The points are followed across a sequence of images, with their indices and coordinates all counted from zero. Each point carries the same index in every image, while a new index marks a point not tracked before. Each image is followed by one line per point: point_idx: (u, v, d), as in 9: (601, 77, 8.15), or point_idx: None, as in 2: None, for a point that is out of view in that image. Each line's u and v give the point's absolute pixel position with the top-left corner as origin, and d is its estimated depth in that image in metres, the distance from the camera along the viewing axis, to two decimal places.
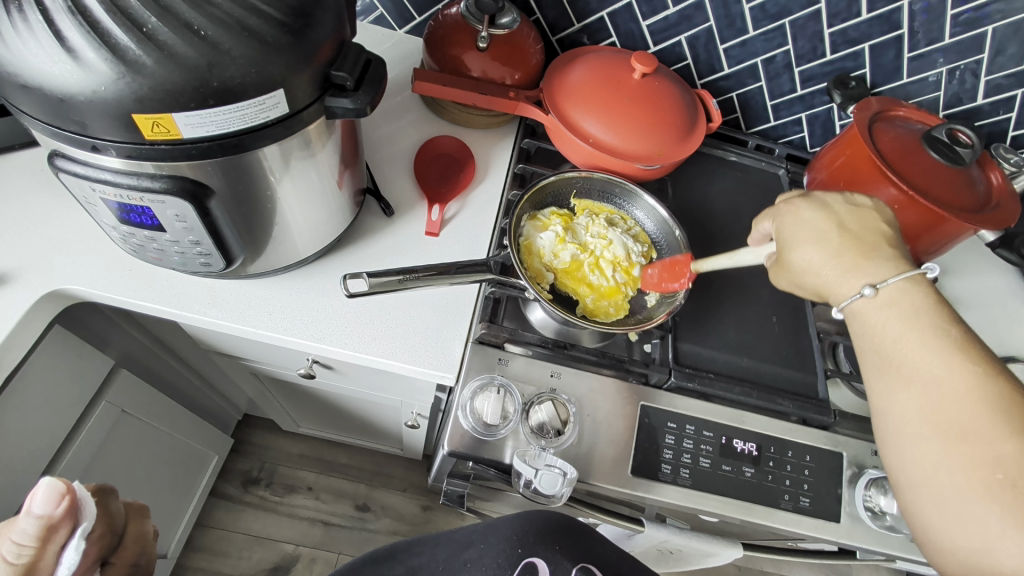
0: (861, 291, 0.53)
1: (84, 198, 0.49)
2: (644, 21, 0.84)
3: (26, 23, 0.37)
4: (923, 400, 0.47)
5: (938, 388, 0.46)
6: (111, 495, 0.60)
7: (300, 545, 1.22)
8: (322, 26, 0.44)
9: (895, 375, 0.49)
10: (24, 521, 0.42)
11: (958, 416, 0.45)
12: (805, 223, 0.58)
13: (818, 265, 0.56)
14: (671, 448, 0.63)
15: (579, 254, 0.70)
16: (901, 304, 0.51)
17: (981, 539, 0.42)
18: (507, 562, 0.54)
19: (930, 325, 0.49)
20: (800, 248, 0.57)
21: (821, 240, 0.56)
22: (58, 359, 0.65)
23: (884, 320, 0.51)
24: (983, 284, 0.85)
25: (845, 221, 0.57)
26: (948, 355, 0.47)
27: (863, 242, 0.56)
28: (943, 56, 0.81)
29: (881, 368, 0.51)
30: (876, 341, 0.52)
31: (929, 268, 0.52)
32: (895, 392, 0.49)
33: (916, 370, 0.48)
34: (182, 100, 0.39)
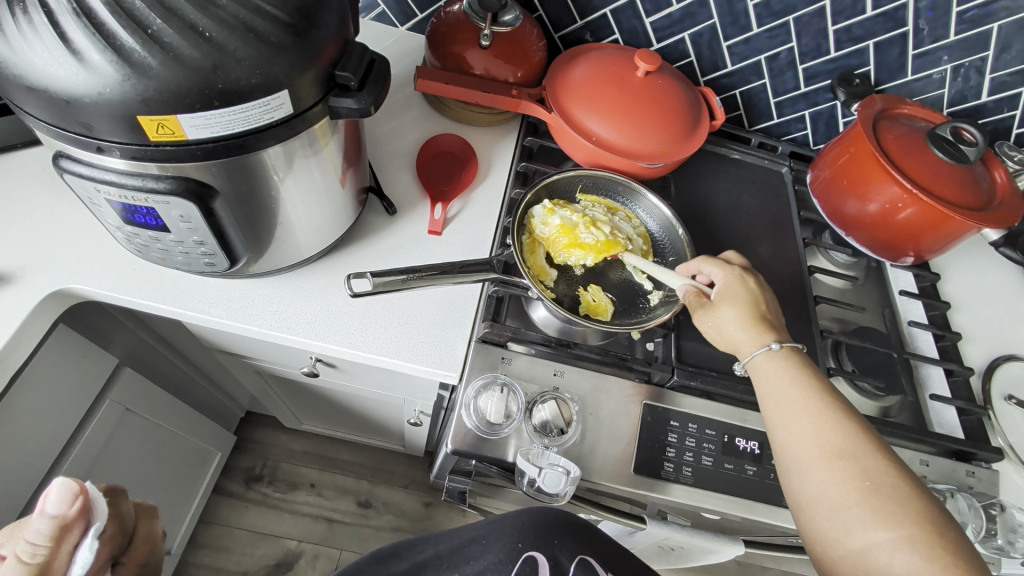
0: (769, 345, 0.56)
1: (89, 199, 0.49)
2: (647, 18, 0.83)
3: (31, 25, 0.37)
4: (805, 425, 0.51)
5: (818, 417, 0.50)
6: (122, 495, 0.60)
7: (303, 541, 1.23)
8: (327, 26, 0.44)
9: (784, 409, 0.53)
10: (39, 520, 0.42)
11: (834, 438, 0.49)
12: (743, 285, 0.62)
13: (739, 316, 0.59)
14: (674, 446, 0.63)
15: (569, 217, 0.70)
16: (787, 355, 0.56)
17: (863, 543, 0.44)
18: (507, 557, 0.53)
19: (807, 370, 0.55)
20: (734, 300, 0.60)
21: (752, 305, 0.60)
22: (63, 359, 0.65)
23: (776, 366, 0.55)
24: (986, 282, 0.85)
25: (768, 301, 0.62)
26: (821, 391, 0.53)
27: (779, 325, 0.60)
28: (948, 53, 0.80)
29: (771, 405, 0.54)
30: (768, 384, 0.55)
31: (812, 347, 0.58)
32: (785, 425, 0.52)
33: (802, 404, 0.52)
34: (187, 102, 0.39)
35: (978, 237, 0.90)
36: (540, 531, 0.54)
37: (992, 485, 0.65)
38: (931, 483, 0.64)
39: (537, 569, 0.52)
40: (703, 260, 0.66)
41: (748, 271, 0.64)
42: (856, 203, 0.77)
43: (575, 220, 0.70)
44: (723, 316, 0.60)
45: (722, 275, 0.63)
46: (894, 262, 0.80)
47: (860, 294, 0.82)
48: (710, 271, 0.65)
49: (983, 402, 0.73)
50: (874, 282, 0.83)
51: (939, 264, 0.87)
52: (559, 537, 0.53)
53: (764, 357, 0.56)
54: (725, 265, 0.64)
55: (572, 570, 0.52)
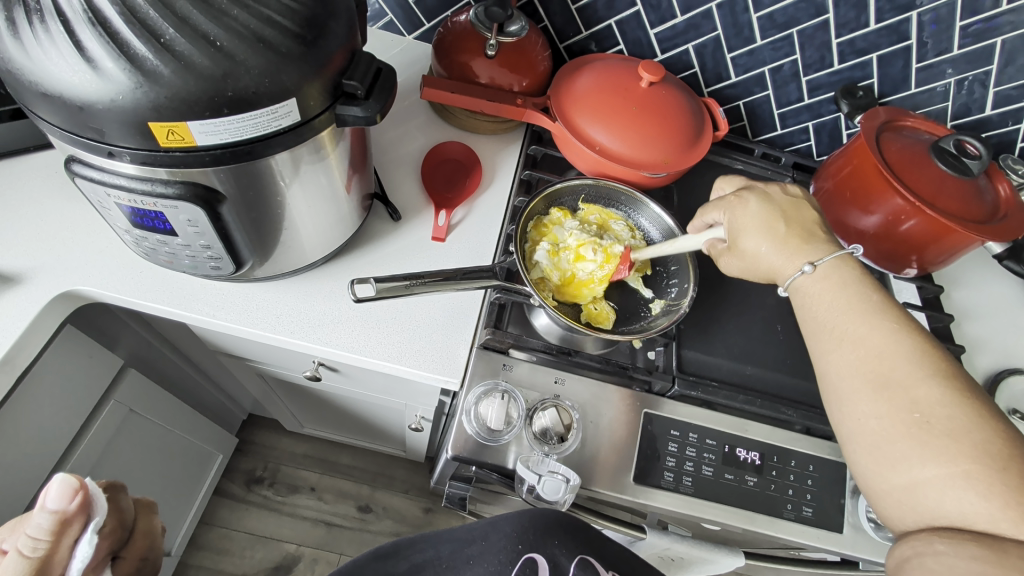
0: (802, 269, 0.57)
1: (98, 202, 0.50)
2: (652, 29, 0.84)
3: (47, 33, 0.38)
4: (853, 355, 0.51)
5: (863, 345, 0.51)
6: (121, 491, 0.60)
7: (302, 545, 1.23)
8: (334, 37, 0.45)
9: (829, 339, 0.54)
10: (39, 516, 0.43)
11: (882, 367, 0.50)
12: (748, 210, 0.61)
13: (760, 247, 0.59)
14: (674, 456, 0.63)
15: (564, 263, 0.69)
16: (833, 275, 0.56)
17: (910, 478, 0.46)
18: (508, 559, 0.53)
19: (860, 291, 0.54)
20: (750, 230, 0.60)
21: (770, 226, 0.59)
22: (70, 358, 0.66)
23: (824, 292, 0.56)
24: (990, 295, 0.85)
25: (783, 209, 0.61)
26: (872, 315, 0.52)
27: (802, 228, 0.60)
28: (952, 67, 0.81)
29: (816, 333, 0.55)
30: (811, 310, 0.56)
31: (854, 248, 0.57)
32: (829, 355, 0.53)
33: (848, 332, 0.52)
34: (197, 109, 0.39)
35: (983, 249, 0.90)
36: (536, 530, 0.54)
37: None
38: None
39: (537, 570, 0.52)
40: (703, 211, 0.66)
41: (746, 191, 0.63)
42: (859, 214, 0.77)
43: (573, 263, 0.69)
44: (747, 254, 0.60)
45: (723, 214, 0.63)
46: (897, 274, 0.80)
47: None
48: (715, 217, 0.64)
49: None
50: None
51: (944, 277, 0.87)
52: (558, 537, 0.53)
53: (805, 278, 0.57)
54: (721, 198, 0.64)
55: (571, 571, 0.52)
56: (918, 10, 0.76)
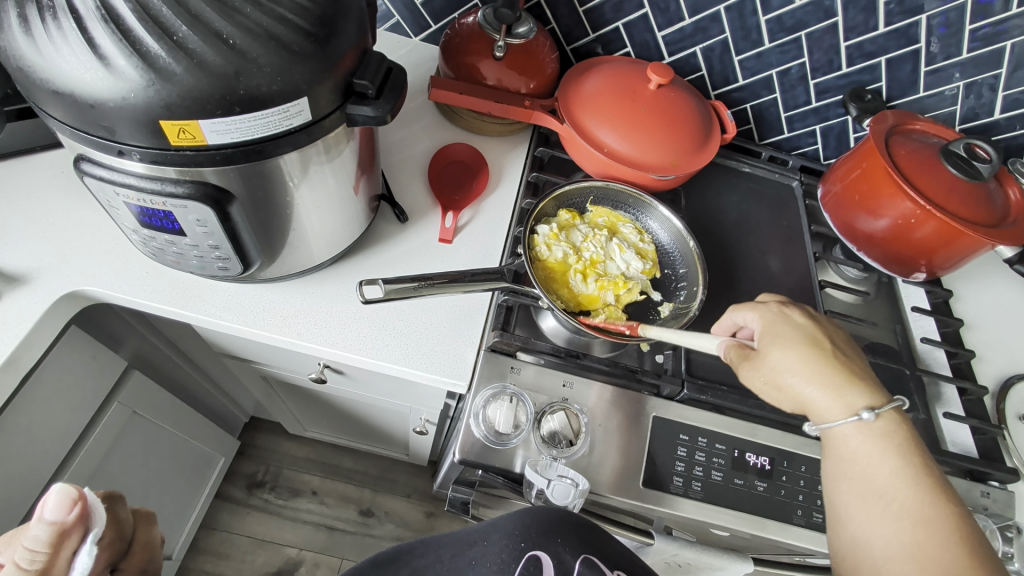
0: (860, 414, 0.49)
1: (107, 202, 0.49)
2: (659, 32, 0.84)
3: (59, 31, 0.38)
4: (906, 535, 0.44)
5: (920, 525, 0.44)
6: (119, 501, 0.59)
7: (304, 550, 1.22)
8: (346, 35, 0.44)
9: (876, 505, 0.47)
10: (36, 527, 0.42)
11: (940, 556, 0.42)
12: (790, 325, 0.55)
13: (798, 365, 0.52)
14: (683, 460, 0.63)
15: (568, 253, 0.69)
16: (888, 435, 0.49)
17: None
18: (510, 557, 0.50)
19: (916, 462, 0.47)
20: (791, 353, 0.53)
21: (813, 354, 0.52)
22: (73, 361, 0.65)
23: (872, 452, 0.48)
24: (999, 300, 0.84)
25: (829, 336, 0.55)
26: (928, 490, 0.45)
27: (846, 362, 0.53)
28: (960, 70, 0.81)
29: (859, 493, 0.48)
30: (855, 467, 0.49)
31: (904, 402, 0.50)
32: (873, 521, 0.46)
33: (899, 505, 0.45)
34: (208, 108, 0.39)
35: (991, 254, 0.90)
36: (539, 528, 0.51)
37: (1007, 507, 0.64)
38: None
39: (542, 569, 0.49)
40: (737, 307, 0.58)
41: (787, 306, 0.57)
42: (868, 217, 0.77)
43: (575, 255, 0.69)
44: (780, 370, 0.53)
45: (759, 317, 0.56)
46: (906, 278, 0.80)
47: (872, 309, 0.82)
48: (748, 318, 0.57)
49: (997, 421, 0.72)
50: (885, 298, 0.83)
51: (952, 281, 0.86)
52: (562, 535, 0.51)
53: (853, 429, 0.49)
54: (764, 304, 0.57)
55: (576, 569, 0.49)
56: (927, 14, 0.76)
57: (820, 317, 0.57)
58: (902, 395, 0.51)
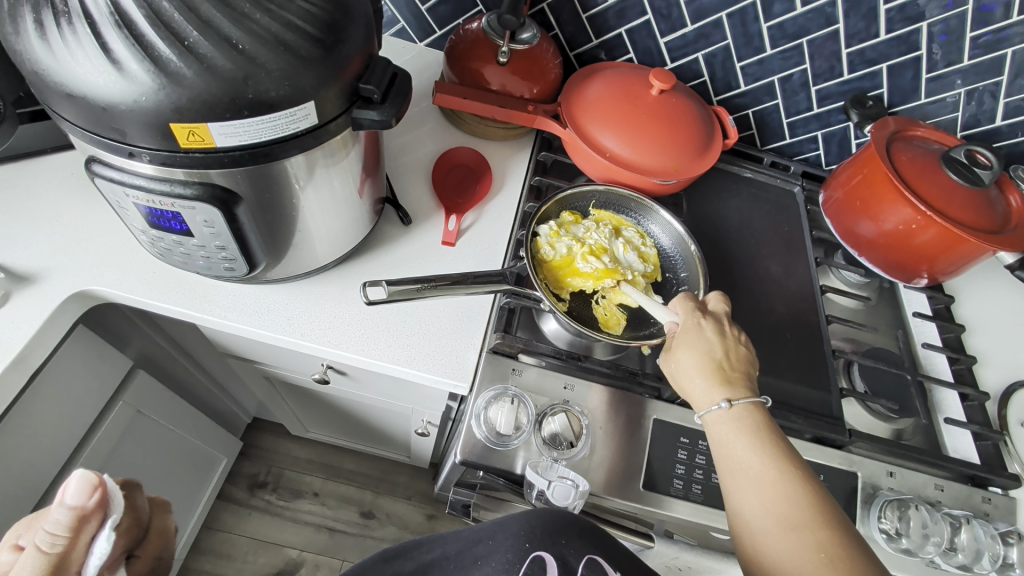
0: (719, 404, 0.54)
1: (117, 203, 0.50)
2: (662, 38, 0.85)
3: (74, 35, 0.38)
4: (763, 495, 0.49)
5: (773, 486, 0.48)
6: (137, 489, 0.60)
7: (305, 551, 1.22)
8: (353, 41, 0.45)
9: (737, 475, 0.51)
10: (58, 511, 0.43)
11: (789, 507, 0.47)
12: (699, 332, 0.60)
13: (689, 364, 0.58)
14: (683, 463, 0.63)
15: (573, 247, 0.69)
16: (740, 414, 0.54)
17: None
18: (517, 557, 0.50)
19: (764, 433, 0.52)
20: (686, 353, 0.58)
21: (705, 359, 0.57)
22: (79, 358, 0.66)
23: (730, 431, 0.53)
24: (1001, 305, 0.84)
25: (733, 351, 0.59)
26: (775, 454, 0.50)
27: (735, 375, 0.57)
28: (962, 77, 0.81)
29: (726, 470, 0.52)
30: (719, 446, 0.53)
31: (764, 398, 0.55)
32: (737, 489, 0.50)
33: (757, 472, 0.50)
34: (218, 111, 0.40)
35: (993, 260, 0.90)
36: (544, 528, 0.51)
37: (1009, 513, 0.64)
38: (945, 508, 0.64)
39: (545, 569, 0.49)
40: (676, 300, 0.65)
41: (711, 317, 0.62)
42: (869, 223, 0.77)
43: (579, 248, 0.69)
44: (676, 363, 0.59)
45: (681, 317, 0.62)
46: (908, 284, 0.80)
47: (873, 315, 0.82)
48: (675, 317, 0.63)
49: (999, 427, 0.72)
50: (887, 303, 0.83)
51: (954, 286, 0.86)
52: (566, 537, 0.51)
53: (716, 414, 0.54)
54: (689, 309, 0.63)
55: (581, 571, 0.49)
56: (928, 22, 0.76)
57: (736, 335, 0.61)
58: (766, 395, 0.56)
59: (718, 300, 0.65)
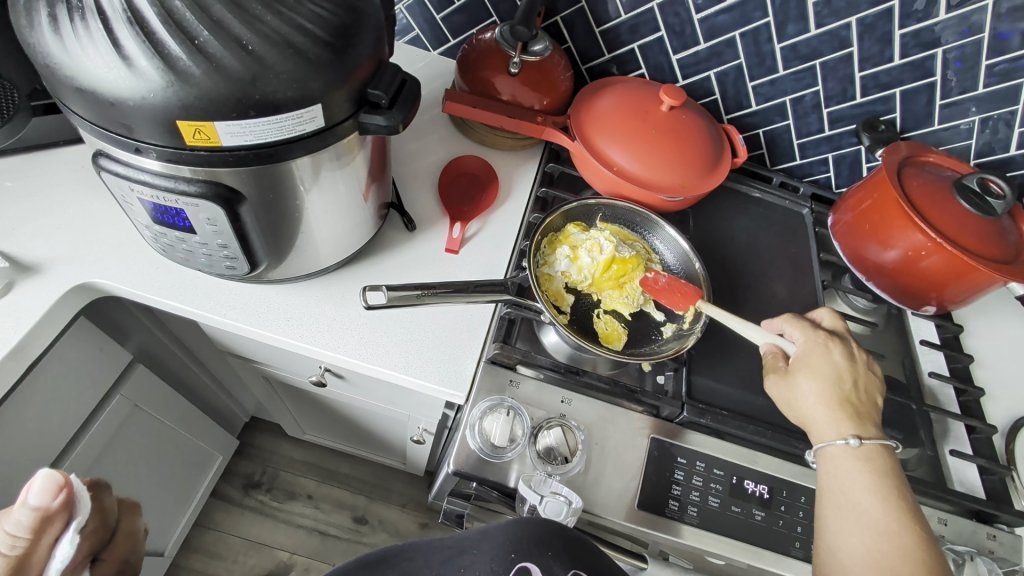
0: (845, 439, 0.55)
1: (122, 197, 0.50)
2: (674, 55, 0.85)
3: (87, 30, 0.39)
4: (874, 544, 0.49)
5: (886, 538, 0.49)
6: (105, 490, 0.60)
7: (295, 554, 1.21)
8: (363, 46, 0.45)
9: (849, 515, 0.51)
10: (19, 512, 0.42)
11: (899, 566, 0.48)
12: (827, 361, 0.61)
13: (817, 393, 0.58)
14: (680, 484, 0.62)
15: (597, 258, 0.70)
16: (867, 456, 0.54)
17: None
18: (499, 567, 0.49)
19: (891, 485, 0.53)
20: (811, 381, 0.59)
21: (831, 394, 0.58)
22: (78, 350, 0.66)
23: (853, 469, 0.54)
24: (1012, 337, 0.83)
25: (859, 379, 0.61)
26: (898, 509, 0.51)
27: (861, 407, 0.59)
28: (976, 105, 0.80)
29: (835, 506, 0.53)
30: (836, 480, 0.54)
31: (894, 442, 0.56)
32: (843, 528, 0.51)
33: (872, 520, 0.50)
34: (224, 110, 0.40)
35: (1003, 290, 0.88)
36: (531, 539, 0.50)
37: (1014, 552, 0.62)
38: (948, 543, 0.62)
39: None
40: (789, 323, 0.65)
41: (836, 340, 0.63)
42: (878, 248, 0.76)
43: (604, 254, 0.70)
44: (800, 388, 0.60)
45: (805, 342, 0.63)
46: (915, 310, 0.79)
47: (880, 340, 0.80)
48: (798, 337, 0.64)
49: (1006, 462, 0.70)
50: (894, 329, 0.81)
51: (964, 315, 0.84)
52: (554, 549, 0.49)
53: (840, 449, 0.55)
54: (812, 333, 0.63)
55: None
56: (944, 48, 0.76)
57: (859, 361, 0.62)
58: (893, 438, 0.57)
59: (831, 318, 0.67)
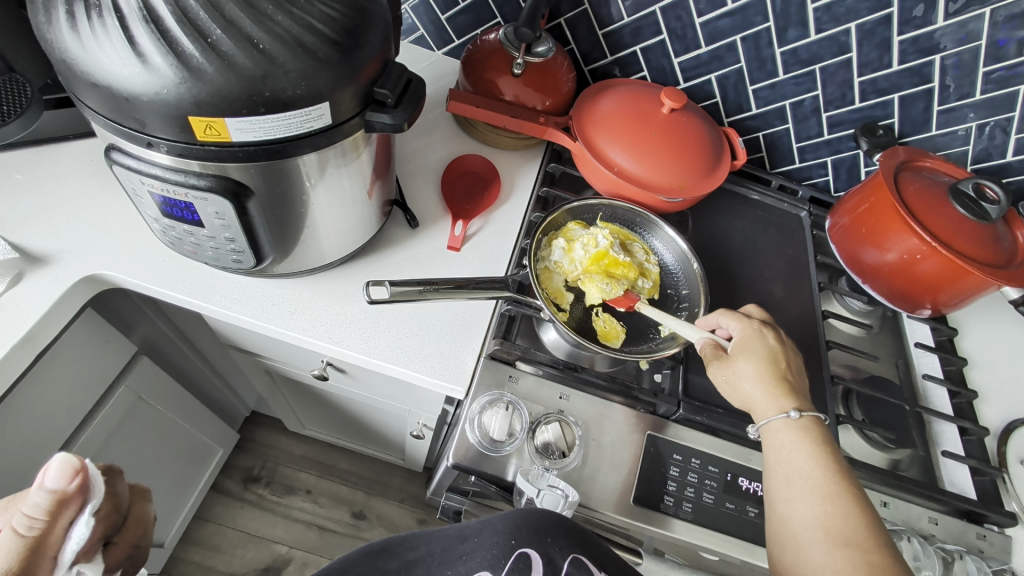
0: (788, 413, 0.56)
1: (132, 190, 0.51)
2: (676, 58, 0.86)
3: (103, 27, 0.40)
4: (819, 509, 0.49)
5: (829, 501, 0.50)
6: (118, 476, 0.60)
7: (294, 548, 1.22)
8: (370, 46, 0.46)
9: (794, 485, 0.52)
10: (37, 494, 0.43)
11: (846, 526, 0.48)
12: (761, 341, 0.62)
13: (754, 372, 0.60)
14: (675, 480, 0.63)
15: (591, 254, 0.71)
16: (803, 426, 0.56)
17: None
18: (501, 553, 0.50)
19: (827, 450, 0.54)
20: (749, 362, 0.60)
21: (767, 371, 0.60)
22: (85, 341, 0.67)
23: (792, 438, 0.55)
24: (1005, 341, 0.84)
25: (790, 358, 0.62)
26: (836, 472, 0.52)
27: (795, 384, 0.60)
28: (974, 111, 0.81)
29: (782, 477, 0.53)
30: (779, 453, 0.55)
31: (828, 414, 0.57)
32: (789, 498, 0.52)
33: (814, 484, 0.51)
34: (235, 106, 0.41)
35: (997, 295, 0.89)
36: (531, 527, 0.51)
37: (1003, 551, 0.64)
38: (938, 542, 0.63)
39: (530, 566, 0.49)
40: (723, 313, 0.66)
41: (766, 325, 0.65)
42: (874, 251, 0.77)
43: (599, 252, 0.71)
44: (741, 370, 0.60)
45: (738, 327, 0.64)
46: (910, 313, 0.80)
47: (875, 342, 0.81)
48: (728, 324, 0.65)
49: (998, 464, 0.71)
50: (889, 332, 0.83)
51: (959, 319, 0.85)
52: (553, 535, 0.50)
53: (782, 423, 0.56)
54: (743, 318, 0.65)
55: (565, 569, 0.49)
56: (942, 54, 0.77)
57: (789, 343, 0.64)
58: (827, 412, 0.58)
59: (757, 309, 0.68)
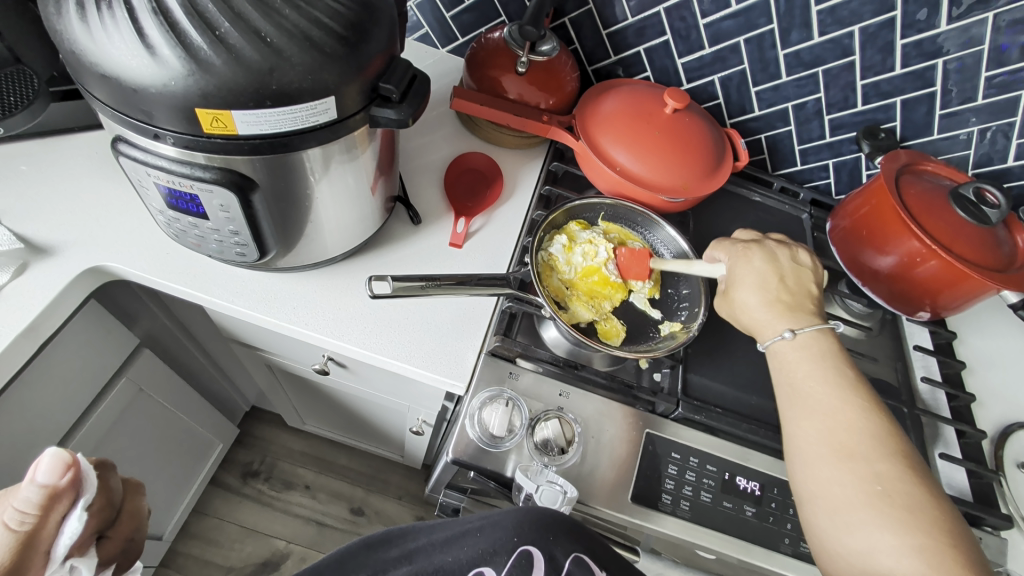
0: (782, 334, 0.61)
1: (138, 182, 0.52)
2: (679, 58, 0.87)
3: (112, 18, 0.40)
4: (825, 427, 0.54)
5: (834, 417, 0.54)
6: (111, 470, 0.59)
7: (292, 543, 1.23)
8: (376, 42, 0.47)
9: (802, 406, 0.57)
10: (28, 489, 0.43)
11: (852, 440, 0.53)
12: (749, 262, 0.67)
13: (750, 295, 0.65)
14: (673, 478, 0.63)
15: (590, 258, 0.72)
16: (810, 347, 0.60)
17: (867, 546, 0.48)
18: (503, 549, 0.50)
19: (836, 367, 0.58)
20: (744, 286, 0.65)
21: (760, 289, 0.64)
22: (88, 332, 0.67)
23: (798, 358, 0.60)
24: (1004, 346, 0.84)
25: (785, 268, 0.67)
26: (843, 390, 0.56)
27: (792, 295, 0.65)
28: (976, 116, 0.81)
29: (789, 401, 0.58)
30: (787, 373, 0.60)
31: (835, 324, 0.62)
32: (797, 419, 0.56)
33: (821, 403, 0.56)
34: (241, 100, 0.42)
35: (996, 299, 0.89)
36: (534, 523, 0.51)
37: (998, 554, 0.64)
38: None
39: (533, 564, 0.50)
40: (714, 246, 0.71)
41: (754, 243, 0.69)
42: (874, 253, 0.77)
43: (597, 255, 0.72)
44: (738, 300, 0.65)
45: (726, 254, 0.69)
46: (910, 317, 0.80)
47: (875, 345, 0.81)
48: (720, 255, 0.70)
49: (994, 467, 0.71)
50: (889, 335, 0.82)
51: (957, 323, 0.86)
52: (555, 533, 0.50)
53: (782, 344, 0.61)
54: (728, 246, 0.69)
55: (566, 567, 0.50)
56: (945, 58, 0.77)
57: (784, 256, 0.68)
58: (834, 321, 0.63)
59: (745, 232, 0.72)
